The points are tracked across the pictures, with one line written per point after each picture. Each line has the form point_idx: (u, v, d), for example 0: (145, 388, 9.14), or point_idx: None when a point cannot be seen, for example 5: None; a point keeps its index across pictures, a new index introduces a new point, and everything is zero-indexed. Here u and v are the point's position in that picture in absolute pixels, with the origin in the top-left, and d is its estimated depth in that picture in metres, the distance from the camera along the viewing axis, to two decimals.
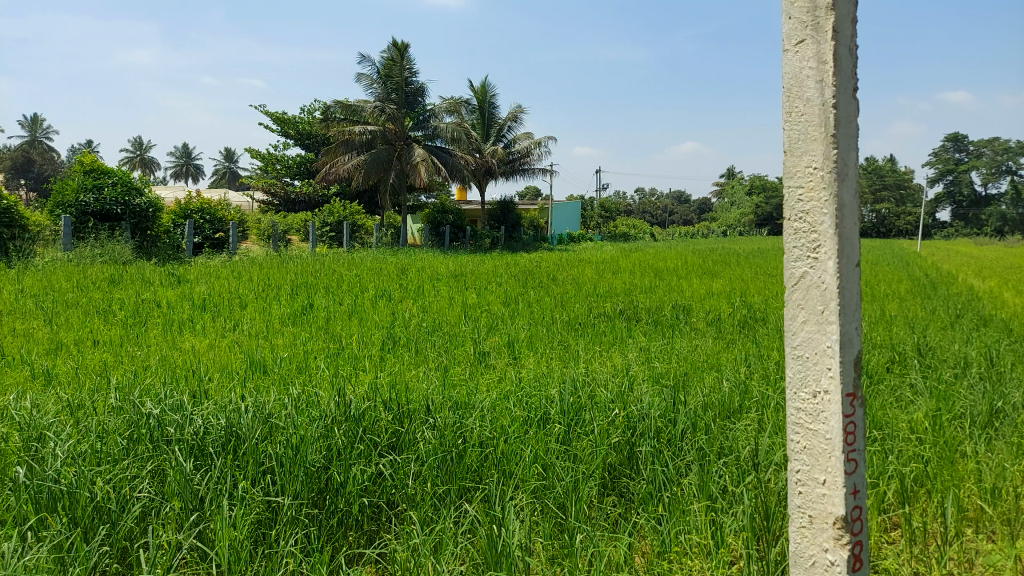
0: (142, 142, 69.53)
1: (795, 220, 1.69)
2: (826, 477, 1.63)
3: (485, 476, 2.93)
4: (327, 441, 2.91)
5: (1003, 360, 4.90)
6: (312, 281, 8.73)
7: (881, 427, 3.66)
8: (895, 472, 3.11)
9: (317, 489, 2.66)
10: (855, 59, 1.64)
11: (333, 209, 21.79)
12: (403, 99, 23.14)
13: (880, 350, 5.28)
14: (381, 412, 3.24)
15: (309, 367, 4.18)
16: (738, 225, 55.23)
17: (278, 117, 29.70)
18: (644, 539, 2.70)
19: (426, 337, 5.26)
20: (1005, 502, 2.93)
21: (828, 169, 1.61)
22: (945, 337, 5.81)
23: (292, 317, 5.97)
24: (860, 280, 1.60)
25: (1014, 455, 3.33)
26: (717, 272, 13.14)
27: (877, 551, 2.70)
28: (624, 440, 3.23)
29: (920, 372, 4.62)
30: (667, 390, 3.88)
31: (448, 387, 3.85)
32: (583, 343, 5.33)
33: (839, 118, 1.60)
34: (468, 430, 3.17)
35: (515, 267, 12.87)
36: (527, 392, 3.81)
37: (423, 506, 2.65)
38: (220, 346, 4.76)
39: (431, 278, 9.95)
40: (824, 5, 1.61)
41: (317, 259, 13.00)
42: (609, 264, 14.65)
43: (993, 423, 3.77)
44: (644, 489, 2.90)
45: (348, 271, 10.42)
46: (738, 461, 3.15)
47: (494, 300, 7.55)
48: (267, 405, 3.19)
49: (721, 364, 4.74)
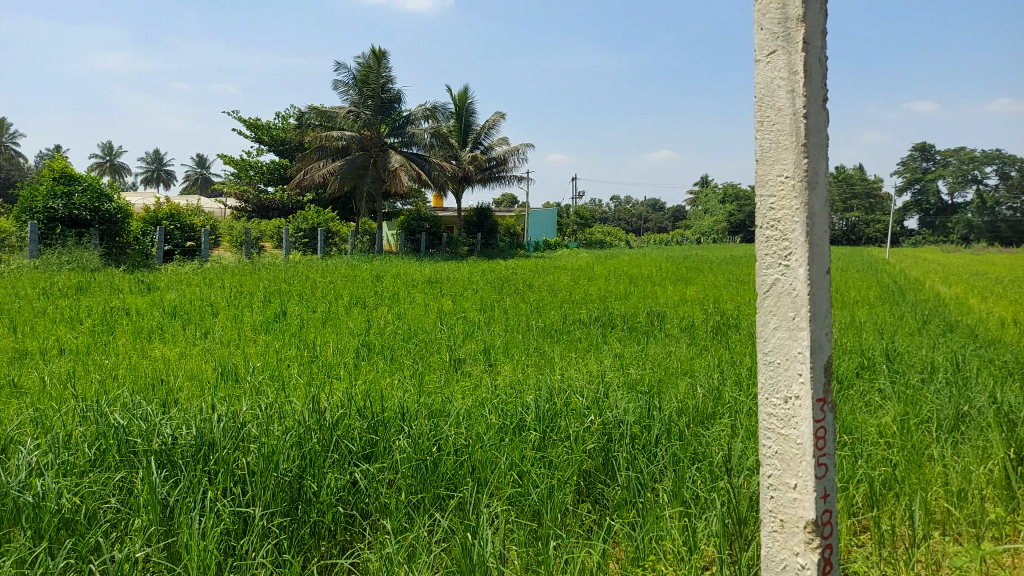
0: (112, 147, 68.24)
1: (767, 228, 1.72)
2: (797, 481, 1.65)
3: (461, 484, 2.91)
4: (299, 449, 2.89)
5: (970, 365, 5.00)
6: (286, 288, 8.64)
7: (850, 432, 3.72)
8: (864, 476, 3.17)
9: (289, 499, 2.63)
10: (824, 70, 1.67)
11: (307, 215, 21.50)
12: (379, 106, 22.93)
13: (849, 355, 5.38)
14: (356, 420, 3.22)
15: (283, 375, 4.14)
16: (711, 232, 55.92)
17: (251, 123, 29.41)
18: (618, 544, 2.72)
19: (401, 344, 5.24)
20: (970, 503, 3.01)
21: (799, 177, 1.64)
22: (912, 343, 5.94)
23: (264, 325, 5.89)
24: (829, 287, 1.63)
25: (980, 458, 3.41)
26: (690, 279, 13.28)
27: (846, 552, 2.75)
28: (600, 446, 3.26)
29: (889, 377, 4.71)
30: (642, 397, 3.90)
31: (423, 395, 3.83)
32: (559, 349, 5.34)
33: (810, 129, 1.63)
34: (444, 438, 3.16)
35: (491, 274, 12.88)
36: (503, 399, 3.80)
37: (396, 515, 2.63)
38: (191, 355, 4.69)
39: (407, 285, 9.93)
40: (795, 17, 1.64)
41: (291, 266, 12.89)
42: (585, 271, 14.75)
43: (959, 426, 3.85)
44: (619, 496, 2.92)
45: (322, 278, 10.32)
46: (711, 466, 3.18)
47: (470, 307, 7.56)
48: (240, 412, 3.17)
49: (695, 370, 4.79)
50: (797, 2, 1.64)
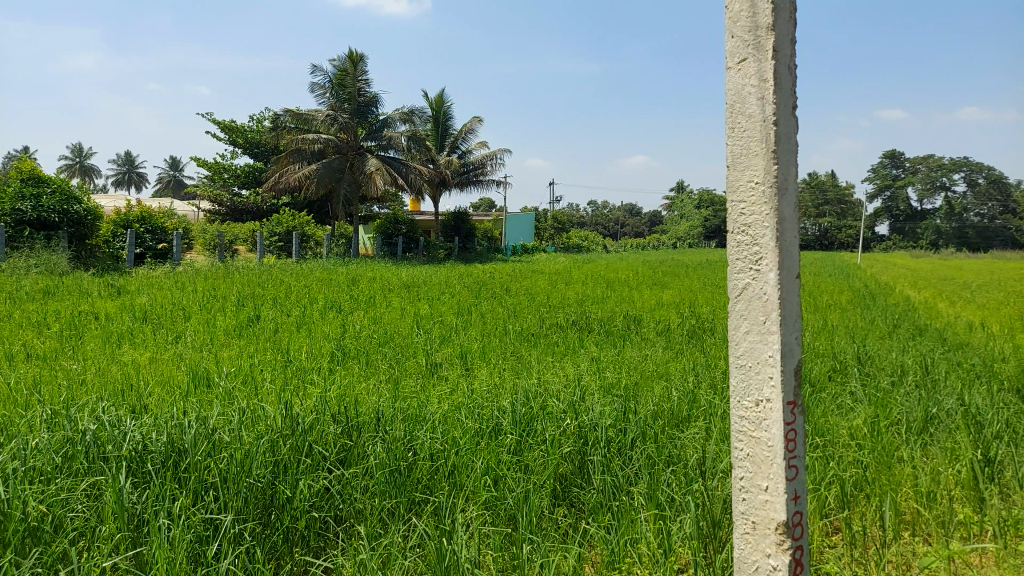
0: (82, 149, 67.01)
1: (738, 233, 1.74)
2: (768, 483, 1.67)
3: (436, 489, 2.90)
4: (271, 455, 2.85)
5: (939, 368, 5.10)
6: (260, 292, 8.55)
7: (822, 435, 3.77)
8: (835, 477, 3.21)
9: (262, 506, 2.59)
10: (793, 77, 1.69)
11: (282, 218, 21.28)
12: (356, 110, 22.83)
13: (822, 359, 5.45)
14: (330, 425, 3.18)
15: (256, 380, 4.09)
16: (687, 238, 56.42)
17: (225, 125, 29.10)
18: (594, 548, 2.72)
19: (377, 349, 5.21)
20: (939, 504, 3.06)
21: (769, 183, 1.66)
22: (883, 346, 6.03)
23: (238, 330, 5.81)
24: (798, 291, 1.66)
25: (948, 460, 3.47)
26: (666, 283, 13.38)
27: (818, 553, 2.78)
28: (576, 450, 3.26)
29: (860, 380, 4.78)
30: (618, 401, 3.92)
31: (399, 399, 3.81)
32: (536, 353, 5.34)
33: (780, 135, 1.65)
34: (419, 443, 3.13)
35: (468, 278, 12.86)
36: (479, 404, 3.78)
37: (370, 521, 2.60)
38: (162, 360, 4.61)
39: (383, 289, 9.87)
40: (764, 25, 1.66)
41: (266, 270, 12.76)
42: (563, 276, 14.77)
43: (928, 428, 3.91)
44: (594, 499, 2.93)
45: (297, 282, 10.21)
46: (686, 469, 3.20)
47: (447, 311, 7.55)
48: (211, 418, 3.12)
49: (671, 374, 4.82)
50: (767, 11, 1.66)
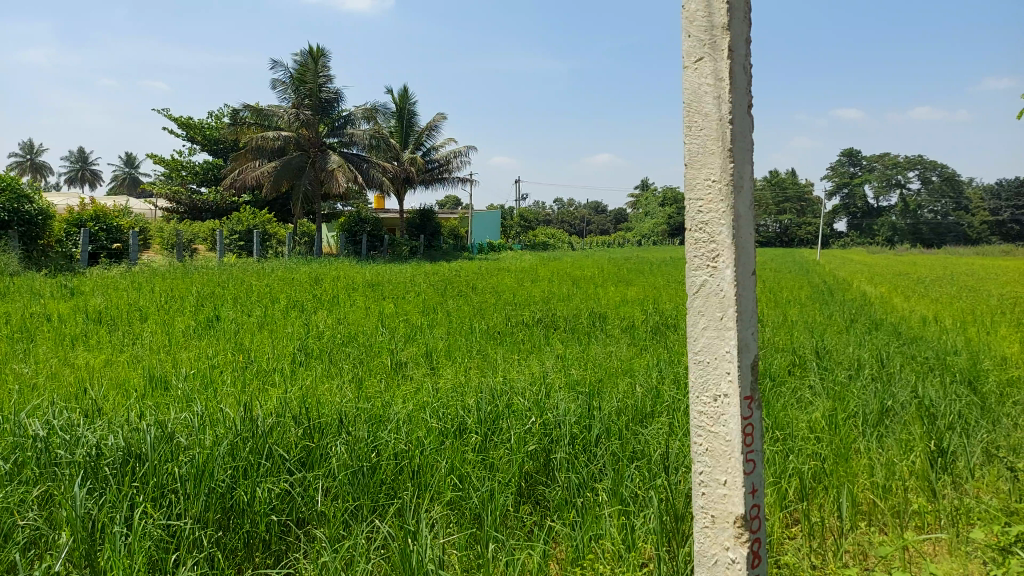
0: (31, 146, 64.91)
1: (695, 231, 1.75)
2: (726, 477, 1.69)
3: (400, 489, 2.87)
4: (230, 459, 2.79)
5: (894, 361, 5.23)
6: (220, 292, 8.39)
7: (782, 428, 3.83)
8: (794, 471, 3.27)
9: (223, 510, 2.55)
10: (747, 77, 1.72)
11: (243, 217, 20.91)
12: (317, 106, 22.54)
13: (781, 354, 5.54)
14: (291, 428, 3.14)
15: (216, 382, 4.01)
16: (652, 235, 56.95)
17: (184, 121, 28.49)
18: (559, 546, 2.73)
19: (341, 348, 5.15)
20: (895, 495, 3.15)
21: (725, 181, 1.68)
22: (841, 341, 6.15)
23: (198, 330, 5.71)
24: (754, 288, 1.68)
25: (903, 451, 3.56)
26: (630, 280, 13.52)
27: (778, 545, 2.83)
28: (540, 448, 3.27)
29: (819, 375, 4.87)
30: (582, 397, 3.95)
31: (363, 400, 3.77)
32: (502, 351, 5.34)
33: (735, 134, 1.68)
34: (382, 443, 3.09)
35: (434, 276, 12.78)
36: (444, 403, 3.75)
37: (333, 523, 2.58)
38: (118, 362, 4.50)
39: (347, 288, 9.75)
40: (720, 25, 1.68)
41: (225, 269, 12.53)
42: (528, 273, 14.75)
43: (883, 420, 4.01)
44: (559, 496, 2.94)
45: (258, 282, 10.04)
46: (649, 464, 3.22)
47: (412, 310, 7.49)
48: (168, 422, 3.04)
49: (635, 370, 4.87)
50: (722, 11, 1.68)
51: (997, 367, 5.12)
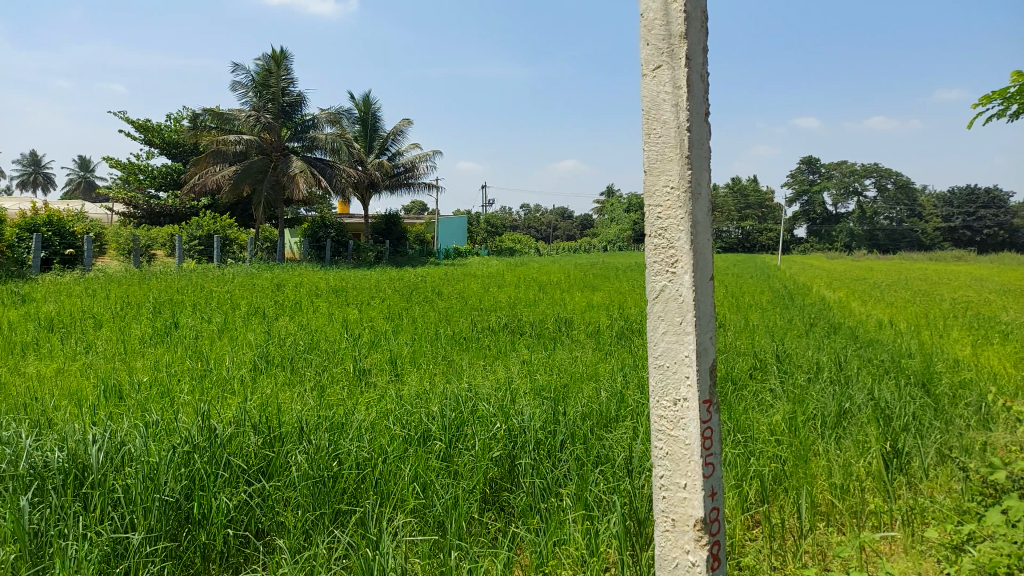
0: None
1: (654, 237, 1.76)
2: (686, 480, 1.70)
3: (362, 498, 2.84)
4: (183, 469, 2.72)
5: (851, 364, 5.34)
6: (178, 298, 8.22)
7: (744, 431, 3.87)
8: (755, 473, 3.31)
9: (176, 521, 2.49)
10: (704, 85, 1.75)
11: (202, 221, 20.52)
12: (280, 110, 22.28)
13: (743, 358, 5.62)
14: (249, 436, 3.07)
15: (172, 391, 3.92)
16: (617, 241, 57.43)
17: (142, 124, 27.89)
18: (523, 553, 2.73)
19: (303, 355, 5.08)
20: (852, 496, 3.22)
21: (683, 188, 1.70)
22: (801, 344, 6.27)
23: (154, 338, 5.57)
24: (712, 293, 1.71)
25: (860, 453, 3.64)
26: (596, 285, 13.62)
27: (738, 547, 2.86)
28: (505, 454, 3.26)
29: (779, 378, 4.95)
30: (547, 402, 3.96)
31: (325, 407, 3.72)
32: (467, 357, 5.32)
33: (693, 141, 1.70)
34: (344, 452, 3.05)
35: (399, 282, 12.66)
36: (407, 411, 3.71)
37: (293, 534, 2.54)
38: (71, 370, 4.39)
39: (310, 294, 9.67)
40: (677, 34, 1.70)
41: (184, 275, 12.28)
42: (495, 278, 14.77)
43: (841, 422, 4.09)
44: (523, 502, 2.94)
45: (218, 288, 9.86)
46: (613, 468, 3.24)
47: (377, 316, 7.44)
48: (118, 433, 2.95)
49: (600, 375, 4.89)
50: (679, 19, 1.70)
51: (949, 370, 5.27)
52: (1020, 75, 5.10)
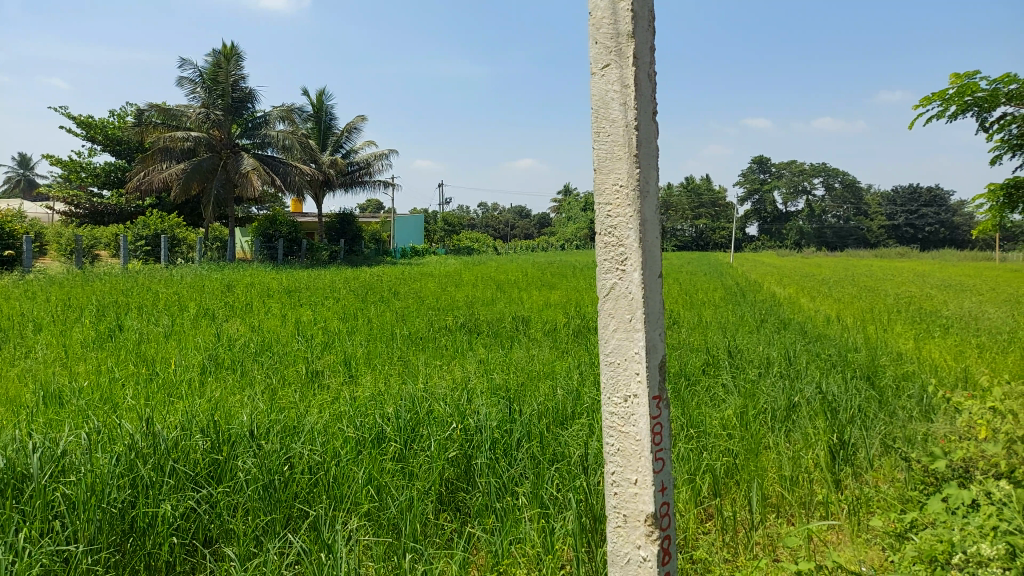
0: None
1: (604, 235, 1.77)
2: (637, 476, 1.72)
3: (315, 502, 2.80)
4: (129, 478, 2.64)
5: (800, 359, 5.49)
6: (123, 300, 8.00)
7: (696, 426, 3.92)
8: (707, 467, 3.36)
9: (120, 531, 2.42)
10: (652, 84, 1.77)
11: (149, 221, 19.94)
12: (230, 107, 21.77)
13: (696, 353, 5.71)
14: (196, 440, 2.98)
15: (115, 395, 3.79)
16: (574, 240, 57.92)
17: (83, 120, 26.96)
18: (478, 553, 2.73)
19: (254, 357, 4.98)
20: (800, 488, 3.30)
21: (632, 187, 1.71)
22: (752, 340, 6.41)
23: (96, 341, 5.39)
24: (660, 290, 1.73)
25: (808, 445, 3.73)
26: (554, 284, 13.73)
27: (690, 540, 2.89)
28: (461, 454, 3.24)
29: (731, 373, 5.04)
30: (504, 401, 3.96)
31: (276, 410, 3.65)
32: (423, 357, 5.27)
33: (641, 140, 1.71)
34: (296, 455, 2.99)
35: (353, 282, 12.50)
36: (362, 412, 3.66)
37: (243, 540, 2.49)
38: (5, 376, 4.21)
39: (261, 295, 9.51)
40: (625, 32, 1.71)
41: (128, 277, 11.90)
42: (452, 277, 14.75)
43: (791, 415, 4.18)
44: (479, 502, 2.93)
45: (165, 289, 9.62)
46: (569, 465, 3.26)
47: (330, 316, 7.35)
48: (57, 440, 2.84)
49: (556, 373, 4.92)
50: (627, 18, 1.71)
51: (894, 363, 5.44)
52: (957, 77, 5.26)
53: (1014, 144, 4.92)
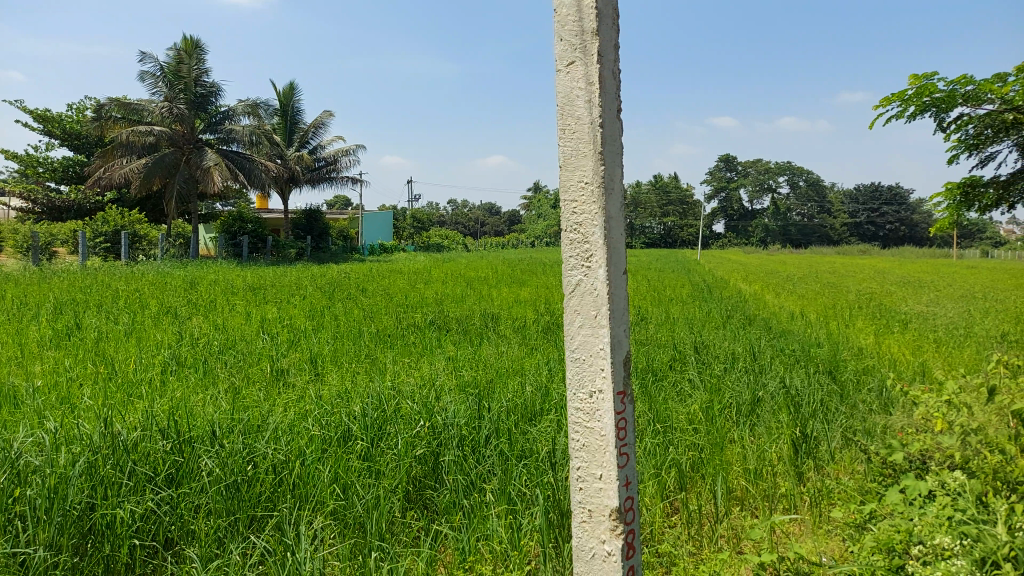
0: None
1: (569, 231, 1.78)
2: (602, 471, 1.73)
3: (279, 501, 2.76)
4: (88, 479, 2.59)
5: (764, 354, 5.57)
6: (82, 298, 7.81)
7: (662, 421, 3.97)
8: (673, 461, 3.40)
9: (78, 534, 2.37)
10: (617, 82, 1.78)
11: (109, 216, 19.49)
12: (193, 101, 21.34)
13: (663, 349, 5.78)
14: (158, 441, 2.93)
15: (73, 396, 3.71)
16: (544, 237, 58.09)
17: (40, 113, 26.24)
18: (446, 549, 2.72)
19: (217, 356, 4.90)
20: (764, 480, 3.35)
21: (597, 183, 1.71)
22: (717, 336, 6.50)
23: (53, 340, 5.26)
24: (625, 287, 1.74)
25: (773, 438, 3.79)
26: (524, 280, 13.77)
27: (656, 535, 2.92)
28: (429, 451, 3.21)
29: (697, 368, 5.10)
30: (472, 398, 3.95)
31: (239, 409, 3.60)
32: (391, 355, 5.23)
33: (605, 137, 1.72)
34: (259, 455, 2.94)
35: (320, 279, 12.38)
36: (327, 410, 3.62)
37: (206, 542, 2.45)
38: None
39: (226, 292, 9.37)
40: (590, 30, 1.71)
41: (88, 274, 11.63)
42: (421, 274, 14.67)
43: (756, 409, 4.24)
44: (446, 500, 2.92)
45: (127, 287, 9.43)
46: (537, 462, 3.27)
47: (297, 314, 7.26)
48: (13, 441, 2.77)
49: (525, 369, 4.93)
50: (591, 15, 1.71)
51: (854, 358, 5.56)
52: (915, 78, 5.37)
53: (970, 144, 5.06)
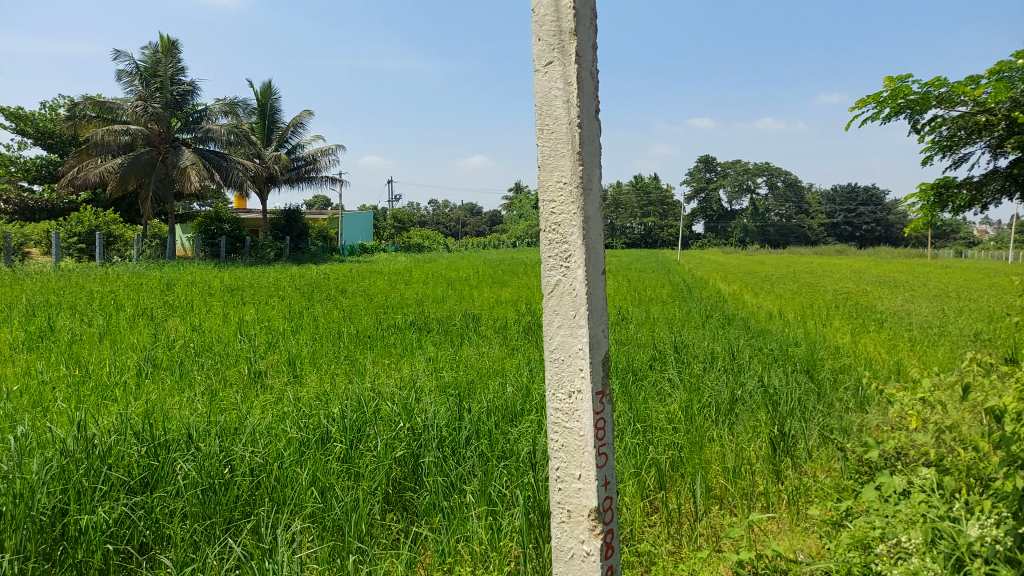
0: None
1: (548, 231, 1.78)
2: (581, 471, 1.73)
3: (257, 505, 2.74)
4: (60, 484, 2.54)
5: (743, 353, 5.62)
6: (54, 300, 7.68)
7: (642, 421, 3.98)
8: (652, 460, 3.41)
9: (49, 541, 2.33)
10: (594, 82, 1.78)
11: (83, 217, 19.19)
12: (169, 100, 21.11)
13: (643, 349, 5.80)
14: (132, 445, 2.88)
15: (45, 399, 3.65)
16: (525, 237, 58.11)
17: (12, 111, 25.78)
18: (425, 551, 2.72)
19: (194, 358, 4.84)
20: (742, 478, 3.38)
21: (575, 184, 1.71)
22: (697, 336, 6.54)
23: (24, 342, 5.17)
24: (603, 287, 1.74)
25: (751, 437, 3.82)
26: (505, 281, 13.76)
27: (635, 534, 2.93)
28: (409, 453, 3.20)
29: (676, 368, 5.12)
30: (452, 399, 3.94)
31: (215, 412, 3.56)
32: (371, 357, 5.19)
33: (584, 137, 1.72)
34: (236, 458, 2.91)
35: (299, 280, 12.28)
36: (306, 413, 3.58)
37: (181, 545, 2.42)
38: None
39: (202, 293, 9.25)
40: (568, 30, 1.71)
41: (61, 275, 11.45)
42: (401, 275, 14.59)
43: (735, 409, 4.27)
44: (426, 501, 2.91)
45: (102, 288, 9.29)
46: (517, 462, 3.26)
47: (275, 315, 7.20)
48: None
49: (505, 370, 4.93)
50: (569, 16, 1.71)
51: (831, 356, 5.62)
52: (890, 80, 5.44)
53: (944, 145, 5.13)
